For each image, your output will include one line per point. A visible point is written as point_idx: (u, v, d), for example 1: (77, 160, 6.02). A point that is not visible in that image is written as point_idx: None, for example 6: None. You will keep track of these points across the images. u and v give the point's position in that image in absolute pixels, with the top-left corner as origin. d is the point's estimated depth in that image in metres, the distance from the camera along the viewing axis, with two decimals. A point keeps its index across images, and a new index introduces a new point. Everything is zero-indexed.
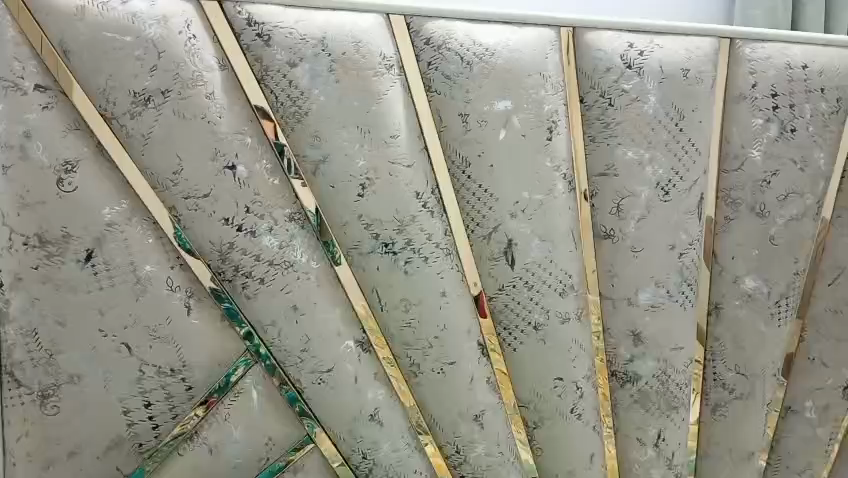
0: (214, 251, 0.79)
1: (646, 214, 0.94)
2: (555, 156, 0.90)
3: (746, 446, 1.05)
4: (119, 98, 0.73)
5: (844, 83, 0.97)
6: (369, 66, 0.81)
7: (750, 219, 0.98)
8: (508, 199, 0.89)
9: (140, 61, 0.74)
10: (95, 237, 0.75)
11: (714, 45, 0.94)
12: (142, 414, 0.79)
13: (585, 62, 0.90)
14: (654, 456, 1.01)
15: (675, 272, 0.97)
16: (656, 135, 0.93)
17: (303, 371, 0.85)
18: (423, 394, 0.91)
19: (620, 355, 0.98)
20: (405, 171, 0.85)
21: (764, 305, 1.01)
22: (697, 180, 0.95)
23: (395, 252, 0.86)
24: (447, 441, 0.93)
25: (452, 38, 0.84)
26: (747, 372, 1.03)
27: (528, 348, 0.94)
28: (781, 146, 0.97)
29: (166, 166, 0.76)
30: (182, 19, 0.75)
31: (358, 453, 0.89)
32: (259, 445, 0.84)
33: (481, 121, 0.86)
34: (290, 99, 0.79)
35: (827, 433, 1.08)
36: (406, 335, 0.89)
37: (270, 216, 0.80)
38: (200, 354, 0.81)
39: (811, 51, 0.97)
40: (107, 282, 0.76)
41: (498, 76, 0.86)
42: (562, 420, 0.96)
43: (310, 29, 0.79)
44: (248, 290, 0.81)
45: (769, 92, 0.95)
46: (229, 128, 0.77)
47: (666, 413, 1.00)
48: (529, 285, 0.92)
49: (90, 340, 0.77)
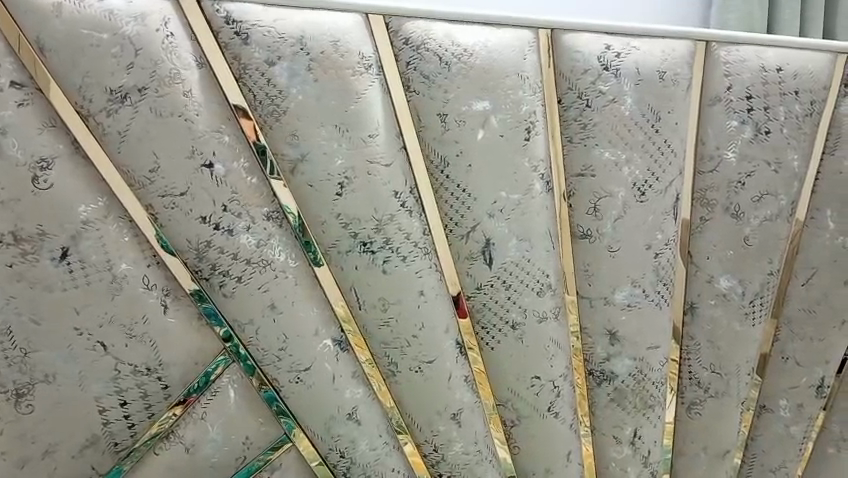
0: (191, 249, 0.79)
1: (622, 214, 0.95)
2: (533, 156, 0.90)
3: (721, 444, 1.07)
4: (95, 95, 0.73)
5: (817, 86, 0.99)
6: (347, 65, 0.81)
7: (725, 220, 0.99)
8: (487, 198, 0.89)
9: (116, 58, 0.73)
10: (71, 236, 0.74)
11: (690, 47, 0.94)
12: (117, 413, 0.79)
13: (563, 64, 0.90)
14: (630, 454, 1.03)
15: (651, 272, 0.98)
16: (633, 136, 0.93)
17: (281, 370, 0.85)
18: (402, 393, 0.91)
19: (597, 354, 0.99)
20: (383, 170, 0.85)
21: (738, 305, 1.02)
22: (672, 180, 0.96)
23: (373, 251, 0.86)
24: (425, 440, 0.94)
25: (431, 38, 0.84)
26: (721, 371, 1.04)
27: (506, 348, 0.94)
28: (756, 148, 0.98)
29: (143, 163, 0.76)
30: (160, 17, 0.74)
31: (336, 453, 0.89)
32: (236, 443, 0.85)
33: (459, 121, 0.86)
34: (268, 98, 0.79)
35: (801, 431, 1.10)
36: (385, 334, 0.89)
37: (248, 215, 0.80)
38: (177, 352, 0.81)
39: (786, 54, 0.98)
40: (82, 281, 0.75)
41: (477, 77, 0.86)
42: (540, 418, 0.97)
43: (289, 28, 0.78)
44: (225, 289, 0.81)
45: (744, 94, 0.96)
46: (206, 125, 0.77)
47: (642, 411, 1.02)
48: (507, 284, 0.92)
49: (65, 339, 0.76)
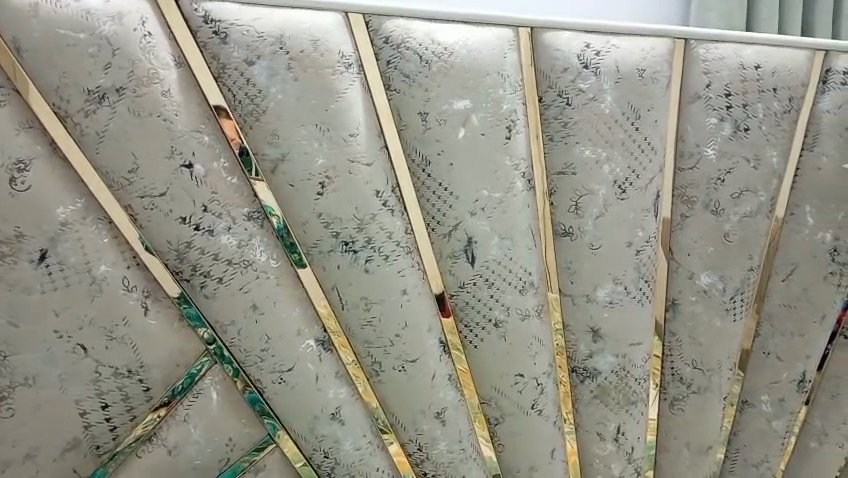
0: (171, 250, 0.78)
1: (603, 211, 0.95)
2: (514, 154, 0.90)
3: (704, 440, 1.08)
4: (73, 96, 0.72)
5: (795, 83, 0.99)
6: (327, 64, 0.81)
7: (705, 216, 1.00)
8: (468, 197, 0.89)
9: (94, 58, 0.72)
10: (50, 237, 0.74)
11: (669, 45, 0.95)
12: (98, 415, 0.79)
13: (543, 62, 0.90)
14: (614, 450, 1.04)
15: (633, 269, 0.98)
16: (613, 134, 0.93)
17: (263, 371, 0.85)
18: (385, 392, 0.92)
19: (580, 351, 1.00)
20: (365, 169, 0.84)
21: (720, 301, 1.03)
22: (652, 178, 0.96)
23: (355, 251, 0.86)
24: (409, 440, 0.94)
25: (411, 37, 0.84)
26: (703, 367, 1.05)
27: (489, 346, 0.95)
28: (735, 145, 0.98)
29: (121, 164, 0.75)
30: (137, 17, 0.74)
31: (320, 453, 0.89)
32: (219, 445, 0.85)
33: (440, 119, 0.86)
34: (247, 97, 0.79)
35: (783, 426, 1.11)
36: (368, 333, 0.89)
37: (228, 215, 0.80)
38: (158, 354, 0.80)
39: (765, 51, 0.98)
40: (61, 283, 0.75)
41: (457, 76, 0.86)
42: (524, 416, 0.98)
43: (268, 27, 0.78)
44: (206, 290, 0.80)
45: (723, 92, 0.97)
46: (185, 125, 0.77)
47: (625, 408, 1.02)
48: (489, 282, 0.93)
49: (44, 342, 0.75)
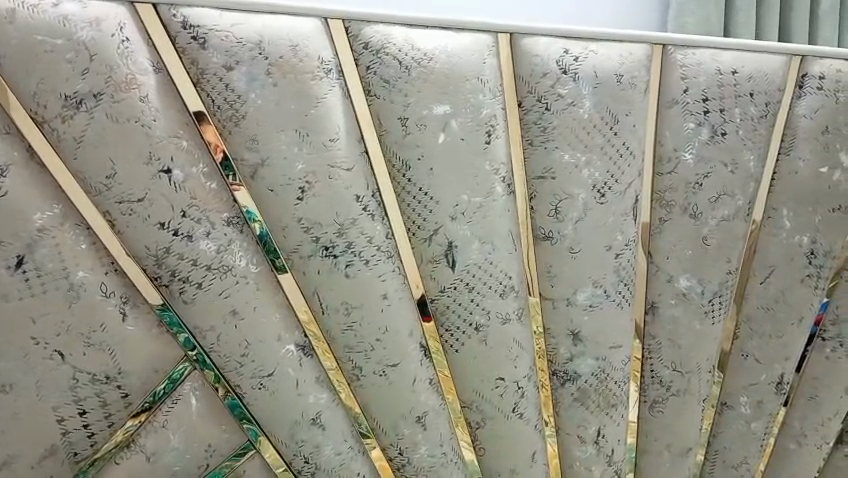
0: (149, 255, 0.78)
1: (583, 215, 0.96)
2: (494, 159, 0.91)
3: (684, 441, 1.09)
4: (50, 102, 0.72)
5: (772, 88, 1.01)
6: (307, 70, 0.81)
7: (684, 220, 1.01)
8: (448, 202, 0.90)
9: (72, 64, 0.72)
10: (26, 243, 0.73)
11: (647, 51, 0.96)
12: (77, 422, 0.78)
13: (522, 67, 0.91)
14: (594, 453, 1.04)
15: (613, 273, 0.99)
16: (592, 138, 0.94)
17: (243, 375, 0.85)
18: (366, 396, 0.92)
19: (561, 354, 1.00)
20: (345, 174, 0.85)
21: (698, 303, 1.04)
22: (631, 182, 0.97)
23: (335, 255, 0.86)
24: (390, 444, 0.94)
25: (390, 42, 0.85)
26: (683, 369, 1.06)
27: (470, 349, 0.95)
28: (713, 149, 0.99)
29: (99, 169, 0.75)
30: (115, 22, 0.74)
31: (301, 458, 0.90)
32: (199, 450, 0.85)
33: (420, 125, 0.87)
34: (227, 103, 0.78)
35: (762, 427, 1.12)
36: (348, 338, 0.89)
37: (208, 220, 0.80)
38: (137, 360, 0.80)
39: (741, 57, 0.99)
40: (39, 289, 0.74)
41: (437, 81, 0.86)
42: (505, 419, 0.98)
43: (247, 32, 0.78)
44: (185, 295, 0.80)
45: (701, 96, 0.98)
46: (164, 131, 0.77)
47: (606, 410, 1.03)
48: (470, 286, 0.93)
49: (21, 348, 0.75)
